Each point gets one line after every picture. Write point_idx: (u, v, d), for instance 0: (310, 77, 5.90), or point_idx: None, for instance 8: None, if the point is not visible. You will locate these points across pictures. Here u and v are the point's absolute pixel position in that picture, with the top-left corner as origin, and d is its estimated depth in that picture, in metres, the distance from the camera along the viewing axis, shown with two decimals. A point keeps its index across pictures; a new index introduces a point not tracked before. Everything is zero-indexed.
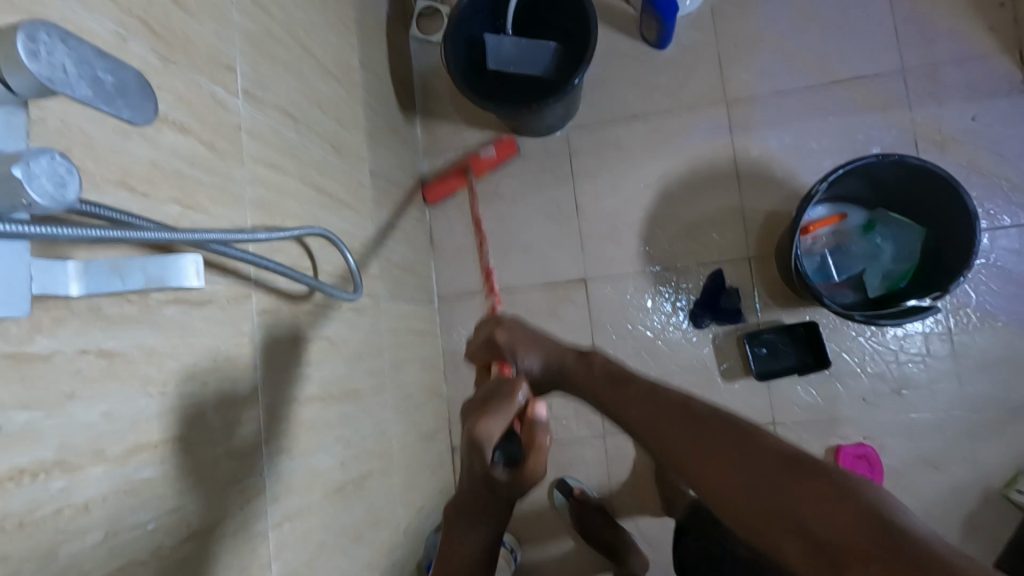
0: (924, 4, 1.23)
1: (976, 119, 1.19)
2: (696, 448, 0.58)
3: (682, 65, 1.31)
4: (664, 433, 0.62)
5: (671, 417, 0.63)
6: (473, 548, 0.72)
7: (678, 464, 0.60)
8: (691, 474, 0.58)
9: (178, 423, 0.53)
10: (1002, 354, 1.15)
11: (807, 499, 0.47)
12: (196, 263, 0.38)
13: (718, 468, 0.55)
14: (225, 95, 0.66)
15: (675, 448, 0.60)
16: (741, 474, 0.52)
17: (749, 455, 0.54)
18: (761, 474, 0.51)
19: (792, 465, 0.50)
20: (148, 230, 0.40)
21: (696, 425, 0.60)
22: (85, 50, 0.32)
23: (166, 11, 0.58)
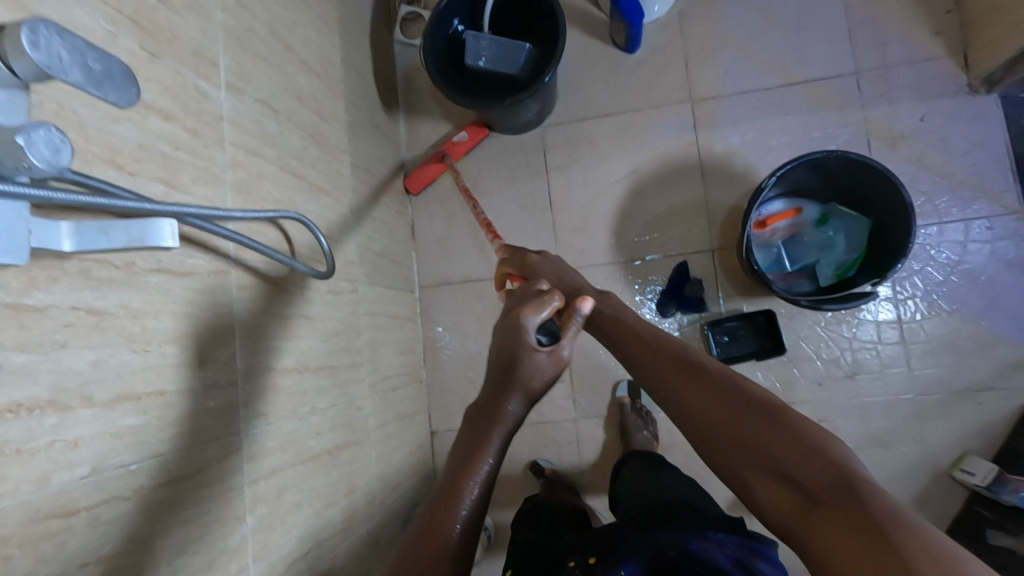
0: (877, 9, 1.30)
1: (924, 119, 1.26)
2: (692, 396, 0.66)
3: (651, 67, 1.38)
4: (665, 383, 0.71)
5: (671, 368, 0.71)
6: (495, 449, 0.69)
7: (673, 404, 0.68)
8: (684, 416, 0.67)
9: (159, 379, 0.59)
10: (949, 340, 1.22)
11: (782, 443, 0.56)
12: (173, 231, 0.44)
13: (710, 415, 0.63)
14: (208, 86, 0.72)
15: (677, 394, 0.68)
16: (731, 420, 0.61)
17: (737, 404, 0.62)
18: (748, 421, 0.60)
19: (772, 416, 0.59)
20: (131, 200, 0.47)
21: (696, 375, 0.68)
22: (78, 41, 0.38)
23: (153, 9, 0.64)
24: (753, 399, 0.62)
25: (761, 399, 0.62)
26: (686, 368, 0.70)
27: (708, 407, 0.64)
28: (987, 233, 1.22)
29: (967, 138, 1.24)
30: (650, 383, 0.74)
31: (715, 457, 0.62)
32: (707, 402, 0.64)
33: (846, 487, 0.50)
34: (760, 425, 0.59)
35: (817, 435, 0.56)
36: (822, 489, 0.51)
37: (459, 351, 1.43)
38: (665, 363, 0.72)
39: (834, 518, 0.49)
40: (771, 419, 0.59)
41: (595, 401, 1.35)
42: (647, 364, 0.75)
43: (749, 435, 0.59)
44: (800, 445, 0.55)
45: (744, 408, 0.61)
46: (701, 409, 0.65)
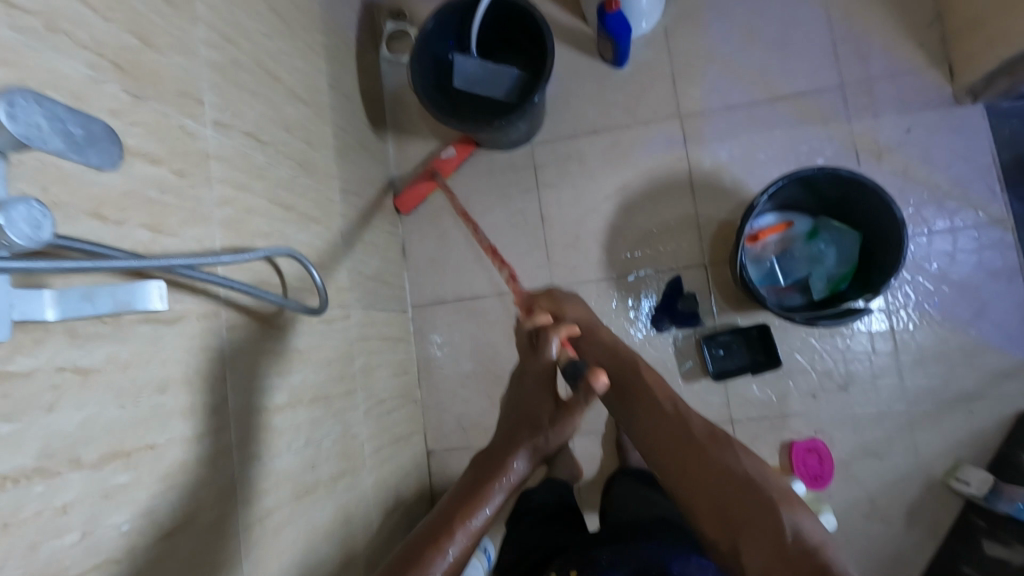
0: (861, 22, 1.31)
1: (910, 131, 1.27)
2: (691, 471, 0.65)
3: (638, 82, 1.39)
4: (663, 452, 0.70)
5: (670, 435, 0.70)
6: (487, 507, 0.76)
7: (661, 466, 0.70)
8: (673, 480, 0.68)
9: (150, 432, 0.57)
10: (940, 350, 1.23)
11: (771, 528, 0.57)
12: (161, 292, 0.43)
13: (709, 495, 0.63)
14: (194, 125, 0.71)
15: (666, 457, 0.69)
16: (721, 494, 0.62)
17: (737, 488, 0.62)
18: (737, 499, 0.61)
19: (760, 497, 0.60)
20: (119, 258, 0.46)
21: (686, 439, 0.69)
22: (57, 108, 0.37)
23: (135, 51, 0.63)
24: (754, 483, 0.62)
25: (762, 485, 0.61)
26: (684, 435, 0.69)
27: (707, 485, 0.63)
28: (974, 243, 1.24)
29: (953, 149, 1.25)
30: (647, 448, 0.73)
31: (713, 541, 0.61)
32: (708, 480, 0.64)
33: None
34: (760, 513, 0.58)
35: (816, 536, 0.56)
36: None
37: (454, 370, 1.42)
38: (665, 429, 0.71)
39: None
40: (771, 511, 0.58)
41: (591, 418, 1.35)
42: (646, 426, 0.74)
43: (751, 523, 0.58)
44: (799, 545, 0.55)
45: (742, 492, 0.61)
46: (702, 487, 0.64)
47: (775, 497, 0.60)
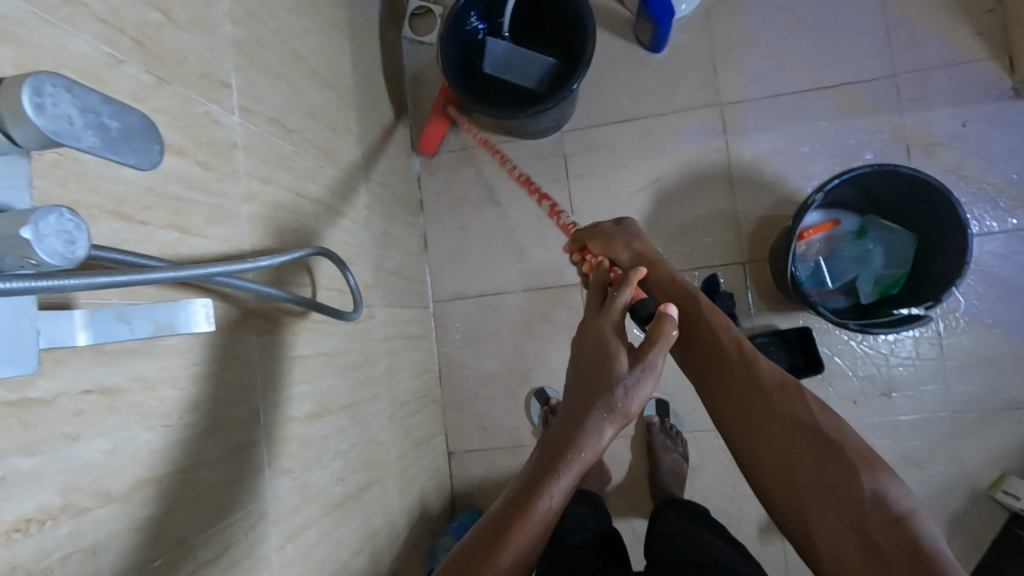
0: (914, 8, 1.24)
1: (965, 125, 1.21)
2: (764, 423, 0.67)
3: (675, 68, 1.31)
4: (729, 402, 0.70)
5: (738, 379, 0.70)
6: (558, 487, 0.64)
7: (727, 413, 0.70)
8: (739, 428, 0.69)
9: (180, 455, 0.52)
10: (988, 357, 1.18)
11: (851, 483, 0.60)
12: (206, 313, 0.41)
13: (785, 457, 0.64)
14: (219, 111, 0.64)
15: (733, 404, 0.69)
16: (796, 448, 0.64)
17: (816, 449, 0.63)
18: (814, 453, 0.63)
19: (837, 454, 0.62)
20: (159, 270, 0.40)
21: (758, 391, 0.69)
22: (90, 96, 0.31)
23: (157, 27, 0.56)
24: (829, 442, 0.63)
25: (838, 441, 0.63)
26: (754, 384, 0.69)
27: (781, 447, 0.65)
28: None
29: (1009, 145, 1.19)
30: (707, 391, 0.73)
31: (780, 498, 0.64)
32: (782, 440, 0.65)
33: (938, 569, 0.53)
34: (839, 478, 0.61)
35: (904, 503, 0.58)
36: (901, 554, 0.55)
37: (475, 368, 1.37)
38: (733, 371, 0.71)
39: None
40: (852, 471, 0.61)
41: None
42: (710, 372, 0.73)
43: (828, 486, 0.61)
44: (883, 513, 0.58)
45: (812, 447, 0.64)
46: (773, 435, 0.66)
47: (855, 457, 0.62)
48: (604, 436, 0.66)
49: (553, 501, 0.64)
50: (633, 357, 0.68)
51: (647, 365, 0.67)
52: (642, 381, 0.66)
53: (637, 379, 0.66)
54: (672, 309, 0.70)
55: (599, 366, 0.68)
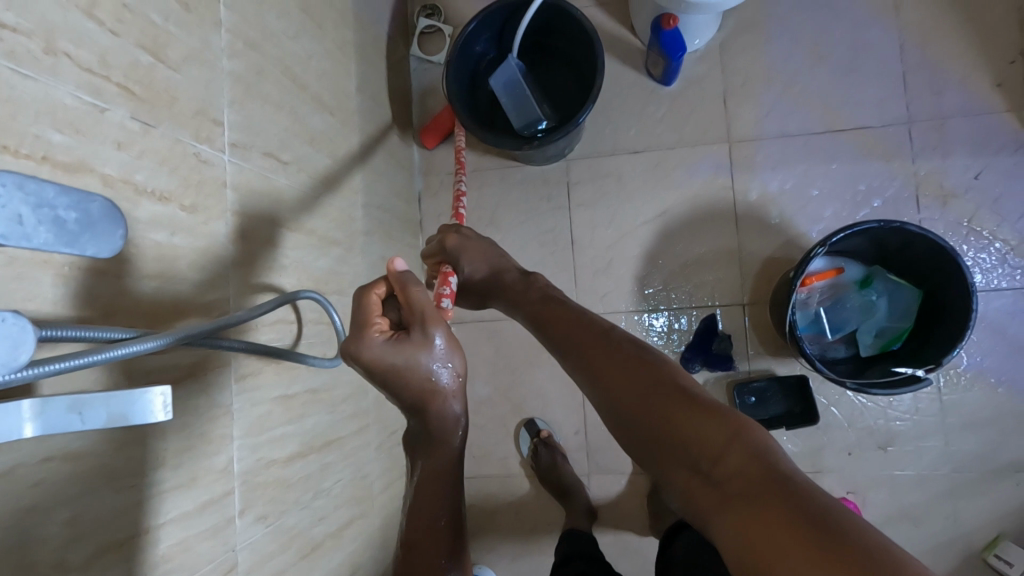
0: (934, 53, 1.21)
1: (979, 177, 1.18)
2: (614, 378, 0.64)
3: (686, 101, 1.29)
4: (587, 365, 0.68)
5: (594, 343, 0.69)
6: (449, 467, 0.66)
7: (586, 376, 0.68)
8: (597, 389, 0.65)
9: (148, 513, 0.51)
10: (991, 416, 1.15)
11: (693, 418, 0.55)
12: (167, 402, 0.40)
13: (636, 416, 0.59)
14: (211, 151, 0.63)
15: (590, 367, 0.67)
16: (645, 393, 0.60)
17: (659, 404, 0.58)
18: (659, 396, 0.59)
19: (685, 396, 0.58)
20: (131, 343, 0.40)
21: (609, 351, 0.67)
22: (45, 191, 0.30)
23: (150, 70, 0.55)
24: (677, 387, 0.59)
25: (686, 384, 0.60)
26: (606, 344, 0.68)
27: (633, 404, 0.60)
28: None
29: None
30: (572, 359, 0.71)
31: (647, 458, 0.58)
32: (634, 392, 0.61)
33: (780, 487, 0.47)
34: (680, 422, 0.56)
35: (749, 425, 0.53)
36: (741, 477, 0.49)
37: (468, 394, 1.35)
38: (590, 338, 0.70)
39: (760, 517, 0.45)
40: (694, 406, 0.56)
41: (612, 456, 1.29)
42: (574, 341, 0.72)
43: (671, 426, 0.56)
44: (728, 440, 0.52)
45: (656, 390, 0.60)
46: (622, 388, 0.62)
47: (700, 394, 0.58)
48: (453, 413, 0.64)
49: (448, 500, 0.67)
50: (405, 342, 0.60)
51: (427, 330, 0.61)
52: (434, 350, 0.61)
53: (430, 355, 0.60)
54: (399, 262, 0.64)
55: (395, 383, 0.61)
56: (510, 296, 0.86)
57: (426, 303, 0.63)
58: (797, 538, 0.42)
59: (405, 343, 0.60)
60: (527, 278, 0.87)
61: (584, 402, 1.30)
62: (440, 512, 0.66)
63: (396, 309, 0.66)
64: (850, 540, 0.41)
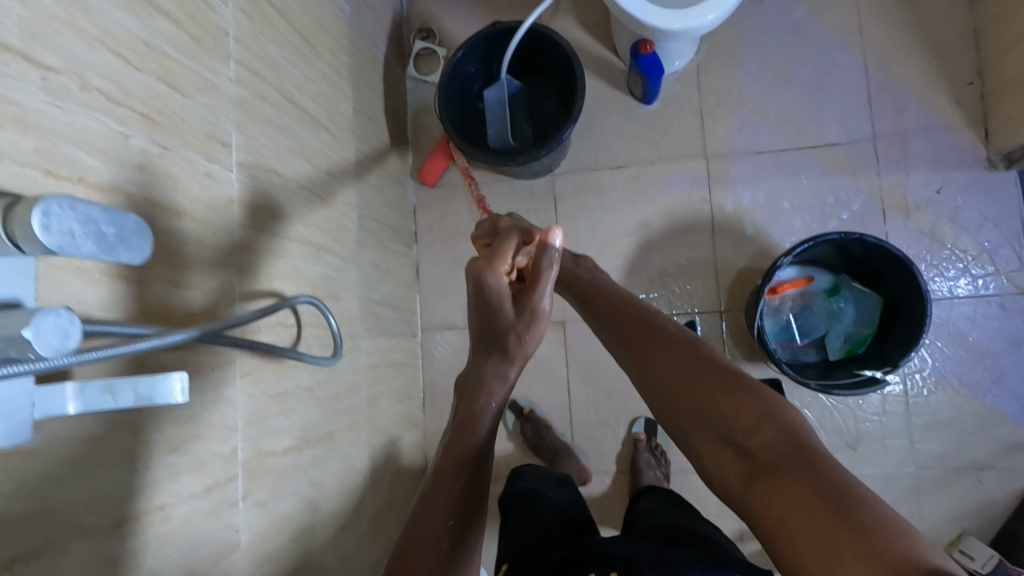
0: (897, 74, 1.28)
1: (940, 191, 1.25)
2: (661, 357, 0.73)
3: (665, 118, 1.36)
4: (636, 344, 0.77)
5: (642, 327, 0.79)
6: (490, 409, 0.77)
7: (633, 355, 0.77)
8: (643, 366, 0.75)
9: (159, 492, 0.57)
10: (953, 416, 1.21)
11: (734, 397, 0.65)
12: (184, 386, 0.46)
13: (677, 394, 0.69)
14: (218, 170, 0.70)
15: (638, 346, 0.77)
16: (691, 373, 0.70)
17: (703, 383, 0.68)
18: (703, 377, 0.69)
19: (729, 378, 0.68)
20: (155, 337, 0.48)
21: (657, 334, 0.77)
22: (91, 210, 0.36)
23: (164, 99, 0.62)
24: (720, 369, 0.69)
25: (730, 365, 0.70)
26: (654, 330, 0.78)
27: (675, 382, 0.70)
28: (996, 311, 1.22)
29: (982, 213, 1.23)
30: (618, 339, 0.80)
31: (682, 428, 0.69)
32: (679, 371, 0.71)
33: (804, 457, 0.58)
34: (722, 400, 0.66)
35: (782, 405, 0.64)
36: (775, 448, 0.60)
37: None
38: (639, 322, 0.80)
39: (790, 483, 0.56)
40: (735, 386, 0.67)
41: (594, 455, 1.35)
42: (623, 323, 0.81)
43: (713, 402, 0.66)
44: (762, 419, 0.62)
45: (701, 370, 0.70)
46: (672, 364, 0.72)
47: (744, 376, 0.68)
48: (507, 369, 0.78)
49: (485, 435, 0.77)
50: (506, 302, 0.75)
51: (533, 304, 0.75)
52: (528, 317, 0.76)
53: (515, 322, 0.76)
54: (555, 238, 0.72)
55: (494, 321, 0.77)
56: (558, 275, 0.94)
57: (545, 280, 0.73)
58: (816, 496, 0.53)
59: (507, 303, 0.75)
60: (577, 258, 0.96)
61: (568, 404, 1.36)
62: (473, 449, 0.75)
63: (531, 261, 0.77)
64: (858, 499, 0.52)
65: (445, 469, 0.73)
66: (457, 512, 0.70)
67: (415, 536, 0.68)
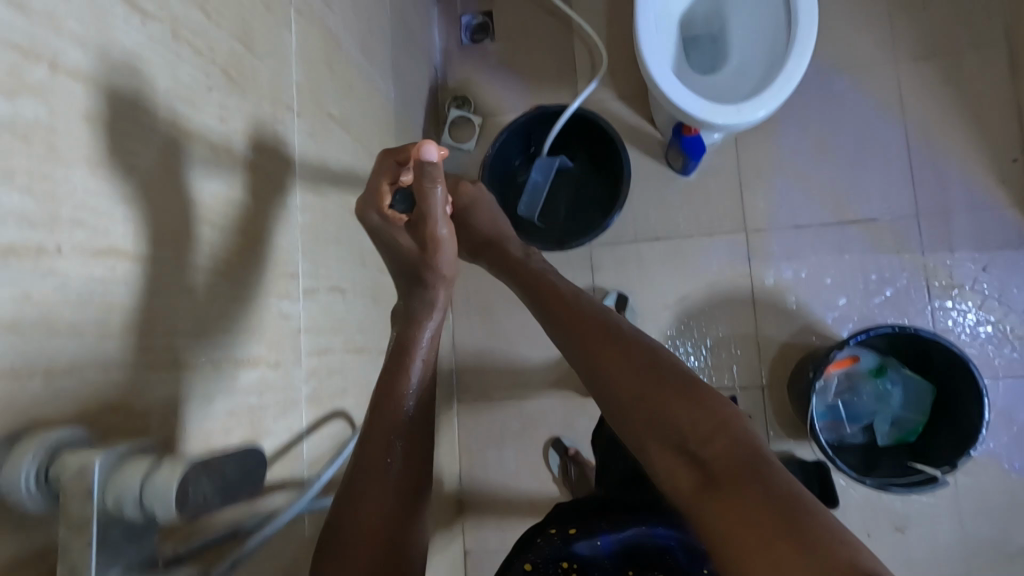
0: (939, 149, 1.28)
1: (986, 269, 1.24)
2: (611, 358, 0.66)
3: (705, 191, 1.36)
4: (584, 348, 0.69)
5: (592, 325, 0.71)
6: (414, 375, 0.70)
7: (580, 354, 0.70)
8: (590, 367, 0.67)
9: None
10: (1004, 500, 1.19)
11: (685, 406, 0.58)
12: None
13: (627, 398, 0.62)
14: (289, 305, 0.71)
15: (586, 347, 0.69)
16: (642, 379, 0.62)
17: (652, 388, 0.61)
18: (653, 383, 0.61)
19: (681, 386, 0.61)
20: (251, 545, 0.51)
21: (607, 334, 0.69)
22: (217, 465, 0.37)
23: (245, 255, 0.63)
24: (670, 372, 0.62)
25: (684, 369, 0.63)
26: (606, 331, 0.70)
27: (625, 388, 0.63)
28: None
29: None
30: (568, 337, 0.72)
31: (629, 434, 0.62)
32: (629, 374, 0.63)
33: (758, 473, 0.50)
34: (672, 406, 0.59)
35: (734, 415, 0.58)
36: (728, 463, 0.53)
37: (496, 469, 1.40)
38: (590, 321, 0.72)
39: (740, 499, 0.49)
40: (685, 394, 0.60)
41: None
42: (570, 319, 0.74)
43: (664, 411, 0.59)
44: (717, 431, 0.56)
45: (652, 373, 0.62)
46: (620, 364, 0.65)
47: (700, 381, 0.62)
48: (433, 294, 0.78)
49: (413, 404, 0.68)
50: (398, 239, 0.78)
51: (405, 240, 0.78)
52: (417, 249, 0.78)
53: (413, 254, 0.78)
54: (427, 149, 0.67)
55: (391, 247, 0.79)
56: (508, 265, 0.89)
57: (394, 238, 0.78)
58: (771, 518, 0.46)
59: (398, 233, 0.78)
60: (527, 250, 0.91)
61: None
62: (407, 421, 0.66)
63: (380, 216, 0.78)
64: (811, 519, 0.45)
65: (377, 436, 0.64)
66: (399, 488, 0.62)
67: (348, 512, 0.59)
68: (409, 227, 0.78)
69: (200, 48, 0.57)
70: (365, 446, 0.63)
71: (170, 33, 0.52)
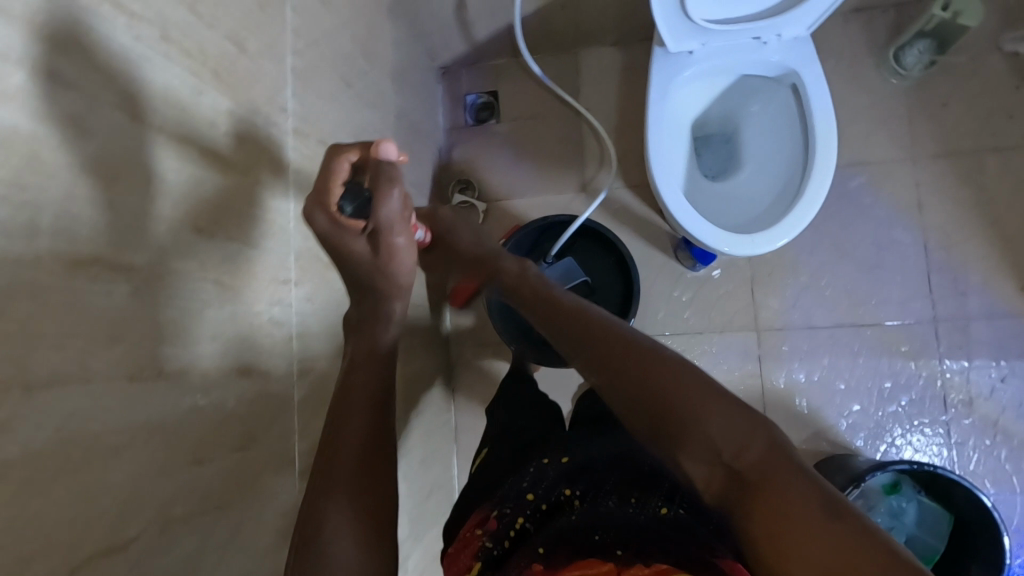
0: (957, 254, 1.24)
1: (1004, 380, 1.20)
2: (623, 366, 0.55)
3: (716, 287, 1.32)
4: (593, 347, 0.58)
5: (598, 327, 0.60)
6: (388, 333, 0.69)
7: (587, 354, 0.59)
8: (601, 369, 0.57)
9: None
10: None
11: (713, 414, 0.48)
12: None
13: (647, 406, 0.52)
14: (282, 497, 0.68)
15: (595, 348, 0.58)
16: (662, 385, 0.51)
17: (675, 396, 0.50)
18: (677, 390, 0.51)
19: (705, 392, 0.50)
20: None
21: (615, 335, 0.58)
22: None
23: (238, 467, 0.60)
24: (690, 377, 0.52)
25: (702, 372, 0.53)
26: (619, 335, 0.58)
27: (642, 385, 0.53)
28: None
29: None
30: (567, 335, 0.62)
31: (649, 441, 0.52)
32: (650, 379, 0.52)
33: (800, 484, 0.43)
34: (699, 414, 0.49)
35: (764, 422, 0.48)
36: (766, 475, 0.44)
37: None
38: (594, 322, 0.60)
39: (783, 518, 0.41)
40: (713, 403, 0.49)
41: None
42: (566, 320, 0.63)
43: (693, 420, 0.48)
44: (753, 432, 0.47)
45: (673, 379, 0.52)
46: (636, 369, 0.54)
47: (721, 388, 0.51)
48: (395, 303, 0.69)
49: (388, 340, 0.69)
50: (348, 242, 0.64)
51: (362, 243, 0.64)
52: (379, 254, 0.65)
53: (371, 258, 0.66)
54: (386, 150, 0.60)
55: (338, 252, 0.65)
56: (477, 255, 0.79)
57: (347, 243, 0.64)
58: (820, 533, 0.39)
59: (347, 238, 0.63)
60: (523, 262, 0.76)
61: None
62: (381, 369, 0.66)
63: (324, 216, 0.62)
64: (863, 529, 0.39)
65: (352, 385, 0.63)
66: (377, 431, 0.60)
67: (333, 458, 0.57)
68: (368, 234, 0.63)
69: (192, 274, 0.55)
70: (343, 396, 0.62)
71: (159, 279, 0.50)
